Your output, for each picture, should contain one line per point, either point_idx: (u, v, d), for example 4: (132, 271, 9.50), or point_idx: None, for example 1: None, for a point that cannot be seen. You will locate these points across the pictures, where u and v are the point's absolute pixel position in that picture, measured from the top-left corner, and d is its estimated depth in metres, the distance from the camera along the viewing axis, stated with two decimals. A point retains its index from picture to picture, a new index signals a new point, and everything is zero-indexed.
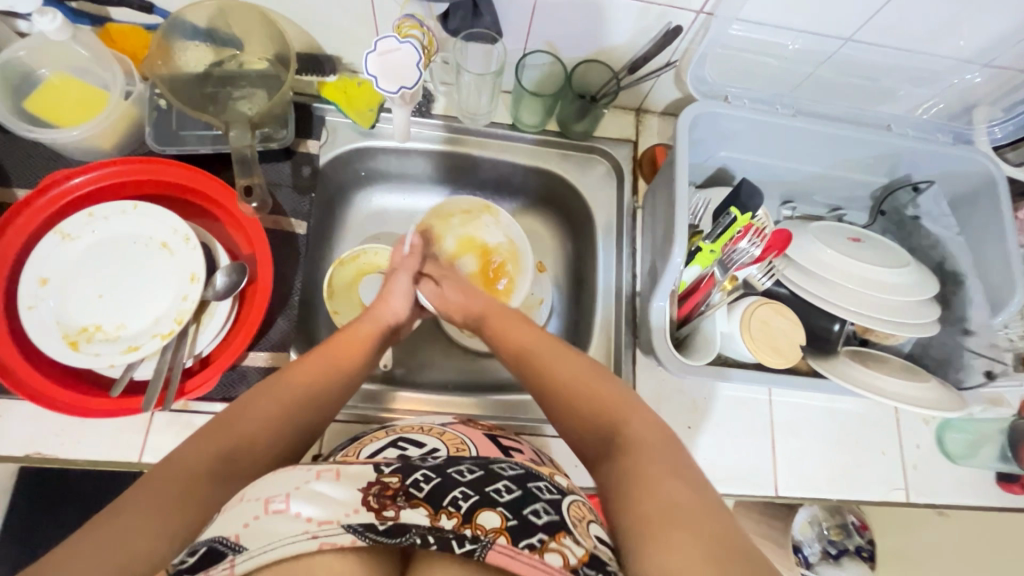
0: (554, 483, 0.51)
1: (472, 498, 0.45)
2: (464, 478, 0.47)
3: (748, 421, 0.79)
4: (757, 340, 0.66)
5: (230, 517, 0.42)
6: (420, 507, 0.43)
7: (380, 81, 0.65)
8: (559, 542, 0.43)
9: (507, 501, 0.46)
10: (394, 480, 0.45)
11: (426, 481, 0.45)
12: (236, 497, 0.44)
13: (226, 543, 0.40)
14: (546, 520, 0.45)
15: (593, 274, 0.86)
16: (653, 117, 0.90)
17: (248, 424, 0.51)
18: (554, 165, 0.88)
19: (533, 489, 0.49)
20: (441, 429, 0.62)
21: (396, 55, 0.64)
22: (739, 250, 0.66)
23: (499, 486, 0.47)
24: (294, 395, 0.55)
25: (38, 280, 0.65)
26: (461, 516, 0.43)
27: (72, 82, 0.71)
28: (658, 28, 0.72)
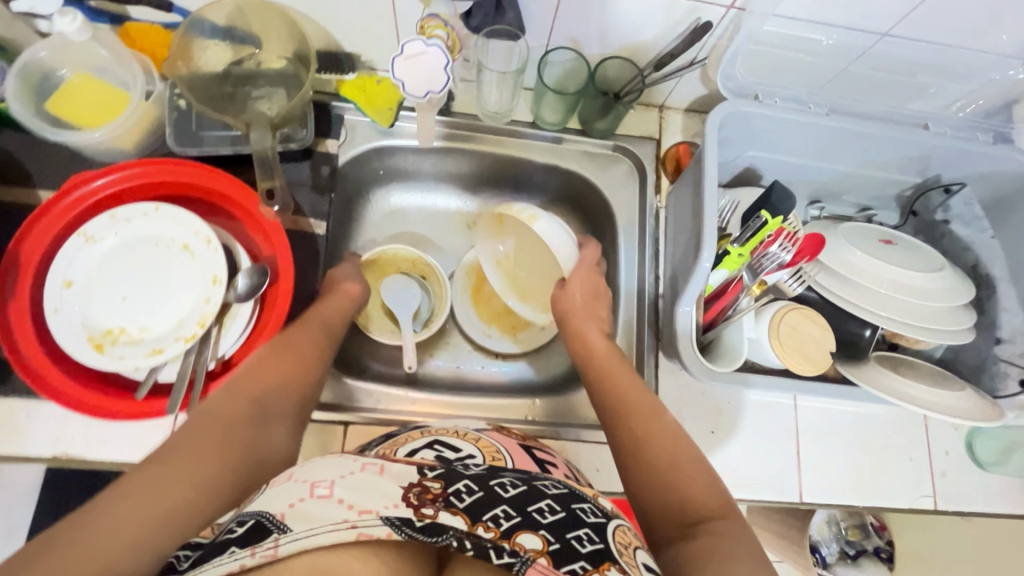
0: (598, 505, 0.50)
1: (514, 518, 0.44)
2: (506, 494, 0.46)
3: (772, 425, 0.77)
4: (786, 346, 0.65)
5: (277, 496, 0.44)
6: (459, 515, 0.42)
7: (408, 86, 0.63)
8: (602, 573, 0.41)
9: (549, 524, 0.45)
10: (436, 485, 0.45)
11: (468, 493, 0.45)
12: (284, 475, 0.47)
13: (271, 519, 0.41)
14: (590, 549, 0.44)
15: (614, 274, 0.85)
16: (677, 114, 0.88)
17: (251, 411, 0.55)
18: (576, 164, 0.86)
19: (577, 512, 0.47)
20: (476, 434, 0.62)
21: (422, 59, 0.63)
22: (770, 254, 0.65)
23: (542, 505, 0.46)
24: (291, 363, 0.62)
25: (62, 282, 0.65)
26: (499, 530, 0.42)
27: (92, 82, 0.70)
28: (686, 24, 0.70)
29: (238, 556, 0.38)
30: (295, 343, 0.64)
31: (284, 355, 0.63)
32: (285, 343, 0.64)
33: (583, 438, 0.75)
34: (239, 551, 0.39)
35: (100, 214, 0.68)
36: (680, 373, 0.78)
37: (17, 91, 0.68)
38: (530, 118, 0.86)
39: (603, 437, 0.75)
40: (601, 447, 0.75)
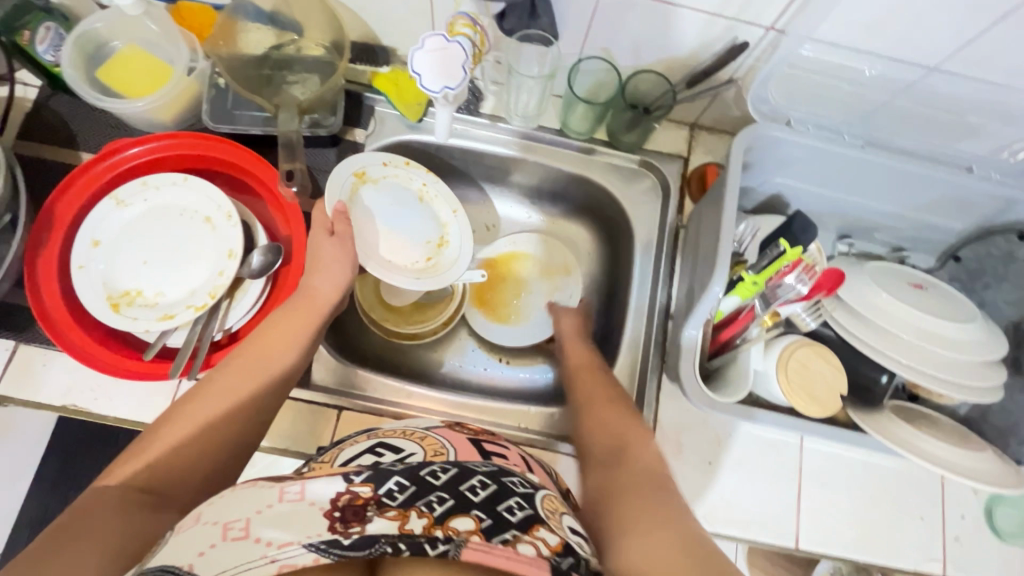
0: (526, 479, 0.52)
1: (447, 502, 0.44)
2: (438, 481, 0.46)
3: (774, 463, 0.74)
4: (793, 383, 0.62)
5: (186, 545, 0.39)
6: (390, 512, 0.41)
7: (425, 79, 0.64)
8: (533, 535, 0.42)
9: (481, 502, 0.45)
10: (366, 489, 0.43)
11: (400, 490, 0.43)
12: (192, 517, 0.42)
13: (178, 571, 0.37)
14: (520, 516, 0.45)
15: (626, 292, 0.84)
16: (707, 134, 0.86)
17: (171, 453, 0.49)
18: (600, 175, 0.85)
19: (507, 484, 0.49)
20: (424, 433, 0.61)
21: (444, 56, 0.64)
22: (784, 285, 0.61)
23: (472, 483, 0.47)
24: (229, 390, 0.56)
25: (90, 241, 0.68)
26: (433, 517, 0.42)
27: (141, 55, 0.74)
28: (723, 42, 0.69)
29: None
30: (257, 351, 0.60)
31: (234, 367, 0.58)
32: (236, 362, 0.59)
33: None
34: None
35: (133, 180, 0.71)
36: (682, 398, 0.76)
37: (69, 56, 0.71)
38: (558, 125, 0.85)
39: None
40: None
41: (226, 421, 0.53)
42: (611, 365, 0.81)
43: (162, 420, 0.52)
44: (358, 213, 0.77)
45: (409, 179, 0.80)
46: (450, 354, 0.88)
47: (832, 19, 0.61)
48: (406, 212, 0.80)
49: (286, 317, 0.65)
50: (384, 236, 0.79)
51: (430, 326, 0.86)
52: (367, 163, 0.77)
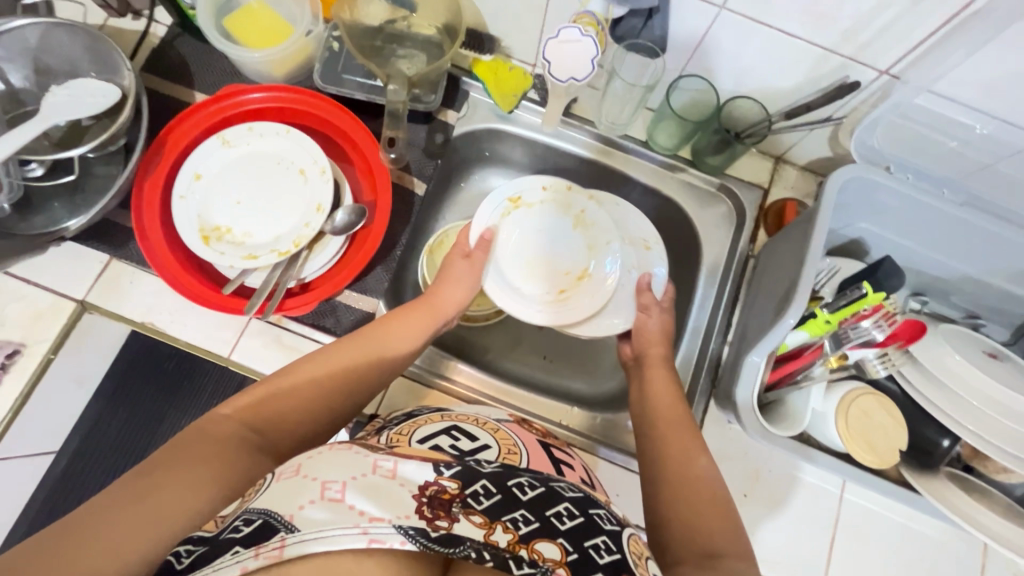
0: (612, 513, 0.52)
1: (531, 524, 0.46)
2: (523, 496, 0.49)
3: (810, 508, 0.73)
4: (853, 429, 0.61)
5: (286, 495, 0.42)
6: (476, 517, 0.44)
7: (554, 69, 0.68)
8: None
9: (566, 532, 0.47)
10: (454, 485, 0.46)
11: (485, 495, 0.47)
12: (292, 469, 0.46)
13: (280, 520, 0.40)
14: (607, 559, 0.45)
15: (684, 312, 0.83)
16: (791, 169, 0.85)
17: (289, 402, 0.54)
18: (676, 193, 0.86)
19: (594, 517, 0.50)
20: (495, 425, 0.64)
21: (574, 48, 0.67)
22: (860, 328, 0.60)
23: (560, 510, 0.49)
24: (344, 362, 0.59)
25: (193, 175, 0.73)
26: (517, 535, 0.45)
27: (266, 11, 0.78)
28: (832, 80, 0.69)
29: (241, 557, 0.37)
30: (376, 334, 0.64)
31: (351, 343, 0.62)
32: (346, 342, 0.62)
33: (614, 461, 0.75)
34: (240, 552, 0.38)
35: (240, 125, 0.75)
36: (726, 427, 0.75)
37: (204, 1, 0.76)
38: (643, 138, 0.86)
39: (633, 466, 0.74)
40: (627, 475, 0.74)
41: (333, 389, 0.57)
42: None
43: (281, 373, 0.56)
44: (506, 233, 0.81)
45: (568, 205, 0.82)
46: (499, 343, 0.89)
47: (952, 73, 0.60)
48: (564, 235, 0.82)
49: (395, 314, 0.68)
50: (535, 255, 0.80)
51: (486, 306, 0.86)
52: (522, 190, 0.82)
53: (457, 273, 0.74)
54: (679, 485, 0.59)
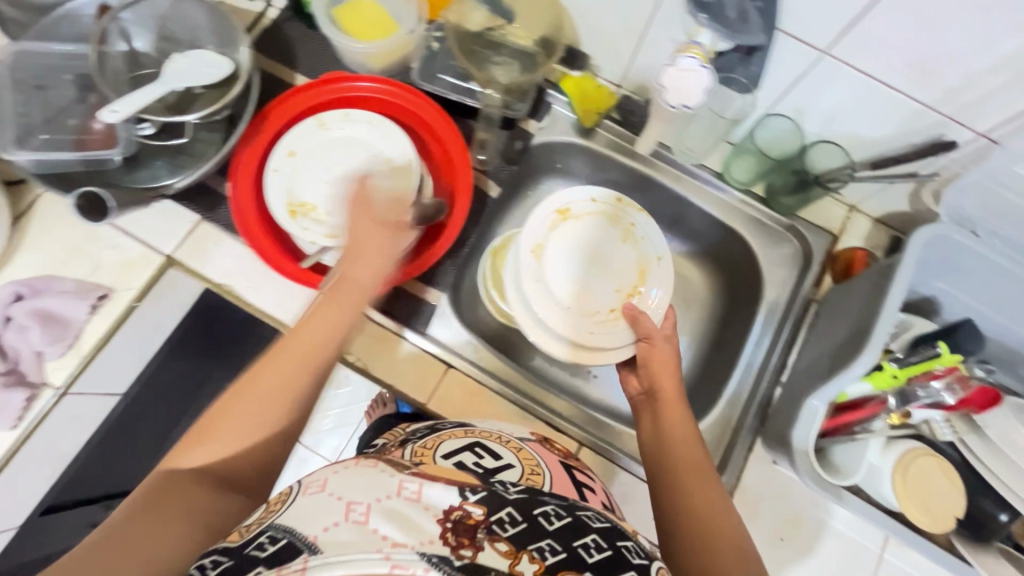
0: (641, 546, 0.46)
1: (559, 554, 0.40)
2: (550, 526, 0.42)
3: (846, 562, 0.72)
4: (909, 487, 0.61)
5: (313, 513, 0.39)
6: (501, 544, 0.39)
7: (665, 94, 0.68)
8: None
9: (594, 566, 0.41)
10: (478, 511, 0.41)
11: (511, 523, 0.41)
12: (319, 484, 0.43)
13: (303, 541, 0.37)
14: None
15: (738, 347, 0.83)
16: (864, 219, 0.85)
17: (236, 420, 0.52)
18: (744, 228, 0.86)
19: (623, 550, 0.43)
20: (518, 444, 0.63)
21: (692, 77, 0.66)
22: (929, 388, 0.60)
23: (589, 541, 0.42)
24: (285, 361, 0.55)
25: (287, 152, 0.76)
26: (544, 564, 0.39)
27: (372, 5, 0.82)
28: (926, 136, 0.69)
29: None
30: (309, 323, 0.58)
31: (313, 329, 0.57)
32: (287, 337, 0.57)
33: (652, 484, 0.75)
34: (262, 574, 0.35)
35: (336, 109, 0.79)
36: (770, 465, 0.75)
37: None
38: (718, 169, 0.87)
39: None
40: None
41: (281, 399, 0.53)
42: (704, 414, 0.81)
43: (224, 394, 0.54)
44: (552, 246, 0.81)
45: (618, 218, 0.83)
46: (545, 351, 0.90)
47: None
48: (615, 250, 0.82)
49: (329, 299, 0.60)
50: (577, 276, 0.80)
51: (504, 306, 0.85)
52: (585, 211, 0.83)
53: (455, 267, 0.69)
54: (689, 525, 0.54)
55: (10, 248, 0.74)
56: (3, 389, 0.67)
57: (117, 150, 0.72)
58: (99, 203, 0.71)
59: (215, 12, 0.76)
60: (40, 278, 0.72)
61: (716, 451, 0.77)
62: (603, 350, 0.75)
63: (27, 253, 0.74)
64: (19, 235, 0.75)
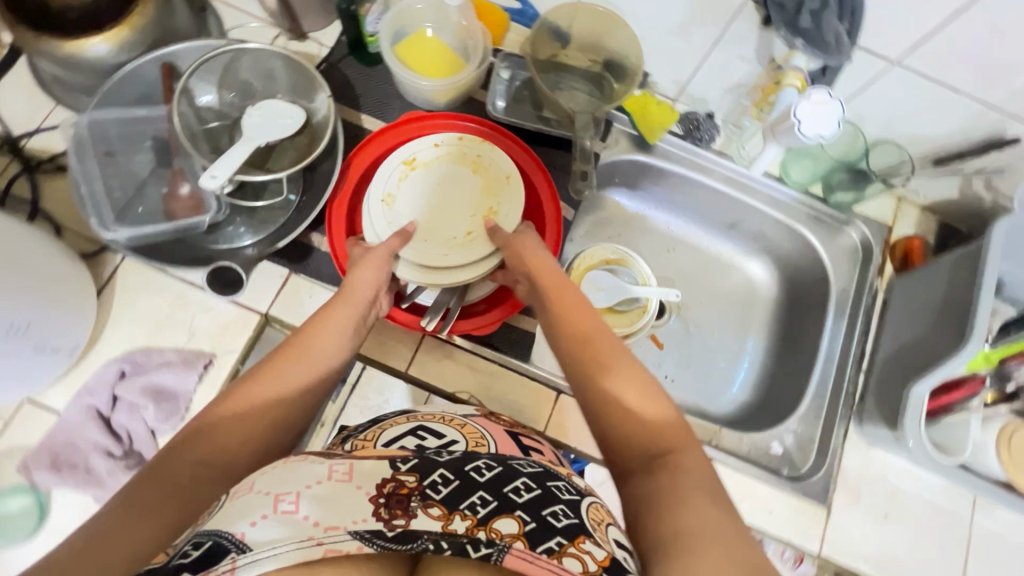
0: (572, 484, 0.49)
1: (491, 503, 0.43)
2: (482, 478, 0.45)
3: (945, 532, 0.78)
4: (1014, 458, 0.68)
5: (240, 507, 0.39)
6: (434, 509, 0.41)
7: (804, 126, 0.70)
8: (578, 548, 0.39)
9: (525, 504, 0.43)
10: (411, 479, 0.44)
11: (443, 485, 0.44)
12: (245, 484, 0.41)
13: (231, 539, 0.37)
14: (564, 524, 0.41)
15: (815, 339, 0.88)
16: (915, 208, 0.90)
17: (245, 417, 0.50)
18: (805, 226, 0.90)
19: (553, 489, 0.46)
20: (462, 420, 0.58)
21: (825, 108, 0.70)
22: (1020, 367, 0.69)
23: (519, 485, 0.45)
24: (297, 356, 0.56)
25: (383, 193, 0.73)
26: (476, 518, 0.41)
27: (435, 41, 0.81)
28: (987, 130, 0.75)
29: None
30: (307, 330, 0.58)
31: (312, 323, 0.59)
32: (291, 345, 0.57)
33: (763, 481, 0.78)
34: None
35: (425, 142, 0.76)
36: (865, 450, 0.80)
37: (385, 26, 0.80)
38: (776, 172, 0.91)
39: (781, 486, 0.77)
40: (780, 495, 0.77)
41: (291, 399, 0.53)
42: (791, 407, 0.85)
43: (221, 401, 0.51)
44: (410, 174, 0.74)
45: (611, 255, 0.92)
46: None
47: None
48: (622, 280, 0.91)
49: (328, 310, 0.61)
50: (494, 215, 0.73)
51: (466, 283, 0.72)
52: (494, 163, 0.76)
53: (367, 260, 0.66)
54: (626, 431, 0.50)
55: (99, 324, 0.71)
56: (125, 472, 0.65)
57: (208, 217, 0.71)
58: (223, 274, 0.72)
59: (294, 66, 0.74)
60: (139, 351, 0.70)
61: (811, 440, 0.82)
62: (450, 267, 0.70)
63: (117, 327, 0.71)
64: (104, 307, 0.72)
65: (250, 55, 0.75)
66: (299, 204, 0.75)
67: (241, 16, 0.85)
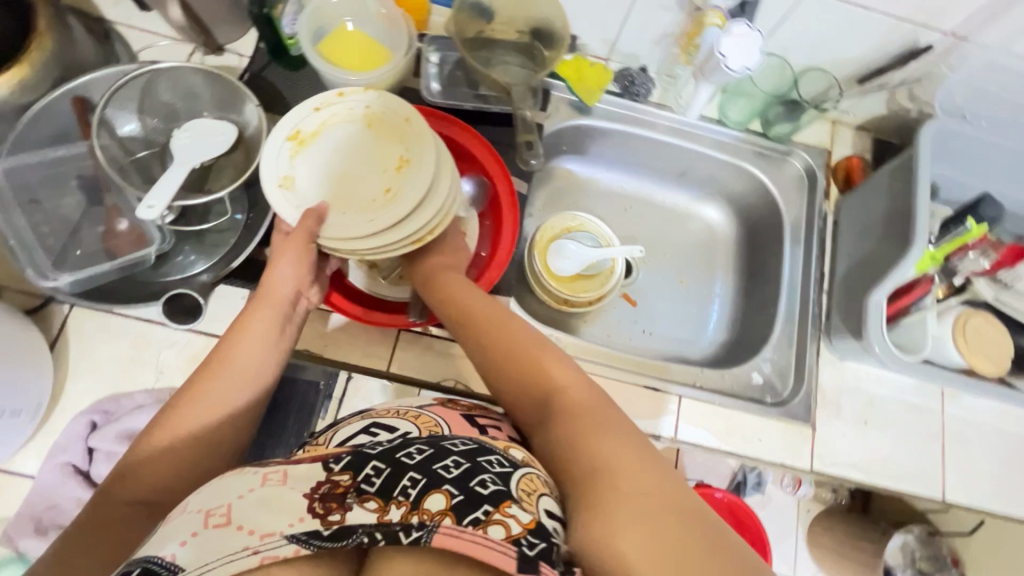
0: (507, 456, 0.46)
1: (421, 483, 0.40)
2: (413, 461, 0.42)
3: (921, 427, 0.83)
4: (970, 345, 0.71)
5: (169, 532, 0.38)
6: (371, 502, 0.38)
7: (729, 61, 0.72)
8: (504, 513, 0.38)
9: (455, 479, 0.41)
10: (346, 477, 0.41)
11: (377, 475, 0.40)
12: (178, 508, 0.40)
13: (159, 563, 0.36)
14: (492, 490, 0.40)
15: (777, 269, 0.91)
16: (849, 128, 0.93)
17: (174, 448, 0.51)
18: (751, 162, 0.93)
19: (484, 462, 0.43)
20: (417, 412, 0.55)
21: (747, 40, 0.72)
22: (965, 258, 0.74)
23: (448, 461, 0.42)
24: (221, 384, 0.54)
25: (279, 179, 0.63)
26: (409, 503, 0.39)
27: (360, 36, 0.80)
28: (901, 43, 0.79)
29: None
30: (224, 352, 0.56)
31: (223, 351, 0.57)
32: (211, 363, 0.56)
33: (749, 411, 0.81)
34: None
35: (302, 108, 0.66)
36: (839, 364, 0.84)
37: (303, 27, 0.77)
38: (715, 115, 0.92)
39: (766, 413, 0.81)
40: (767, 421, 0.80)
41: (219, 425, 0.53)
42: (765, 339, 0.88)
43: (152, 431, 0.52)
44: (300, 152, 0.65)
45: (568, 222, 0.94)
46: (605, 324, 0.93)
47: (1005, 24, 0.71)
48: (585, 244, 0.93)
49: (248, 317, 0.59)
50: (408, 155, 0.64)
51: (391, 254, 0.61)
52: (387, 111, 0.67)
53: (286, 253, 0.62)
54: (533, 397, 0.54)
55: (58, 379, 0.68)
56: None
57: (153, 248, 0.67)
58: (178, 302, 0.70)
59: (216, 81, 0.72)
60: (107, 399, 0.68)
61: (787, 365, 0.86)
62: (387, 224, 0.60)
63: (78, 379, 0.68)
64: (61, 360, 0.69)
65: (166, 76, 0.71)
66: (247, 222, 0.73)
67: (149, 37, 0.81)
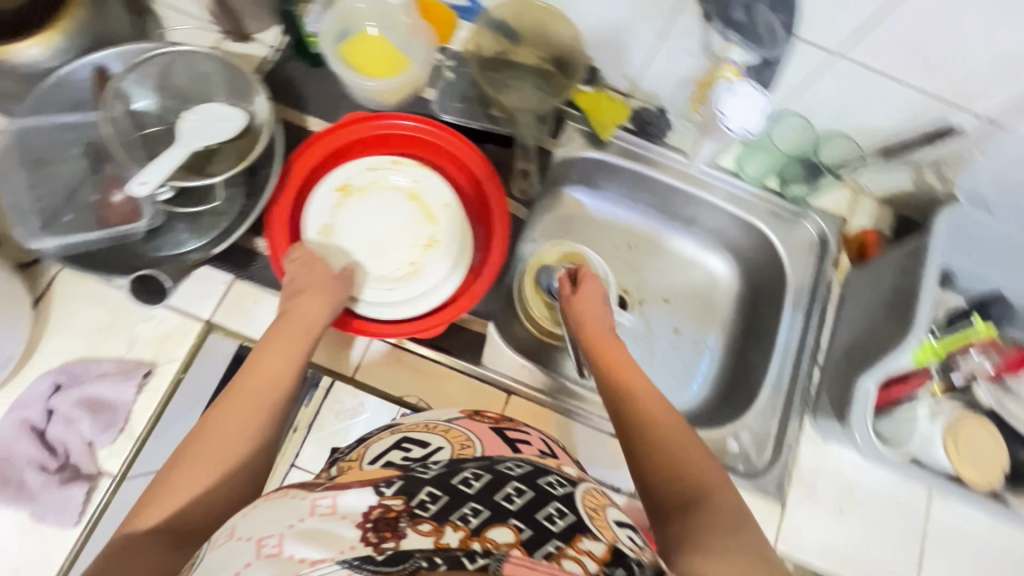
0: (563, 475, 0.45)
1: (482, 513, 0.38)
2: (471, 489, 0.40)
3: (900, 524, 0.78)
4: (959, 449, 0.68)
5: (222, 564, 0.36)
6: (423, 525, 0.36)
7: (727, 119, 0.71)
8: (576, 549, 0.36)
9: (519, 509, 0.38)
10: (397, 501, 0.38)
11: (432, 501, 0.38)
12: (227, 533, 0.39)
13: None
14: (563, 523, 0.38)
15: (772, 334, 0.87)
16: (870, 200, 0.89)
17: (200, 462, 0.52)
18: (762, 219, 0.89)
19: (544, 486, 0.42)
20: (447, 425, 0.54)
21: (750, 101, 0.70)
22: (968, 358, 0.71)
23: (509, 490, 0.40)
24: (250, 394, 0.58)
25: (319, 225, 0.76)
26: (469, 529, 0.36)
27: (380, 40, 0.80)
28: (933, 122, 0.75)
29: None
30: (253, 366, 0.61)
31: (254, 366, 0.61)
32: (237, 390, 0.58)
33: None
34: None
35: (357, 163, 0.79)
36: (821, 443, 0.80)
37: (326, 27, 0.78)
38: (732, 167, 0.90)
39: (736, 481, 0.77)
40: None
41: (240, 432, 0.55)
42: (747, 405, 0.84)
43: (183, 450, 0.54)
44: (345, 206, 0.78)
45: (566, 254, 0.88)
46: None
47: None
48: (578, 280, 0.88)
49: (272, 345, 0.64)
50: (435, 237, 0.79)
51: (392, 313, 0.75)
52: (429, 190, 0.80)
53: (315, 292, 0.68)
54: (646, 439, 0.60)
55: (33, 336, 0.70)
56: (61, 486, 0.64)
57: (144, 223, 0.70)
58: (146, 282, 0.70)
59: (230, 70, 0.73)
60: (75, 362, 0.69)
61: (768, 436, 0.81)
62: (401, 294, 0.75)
63: (54, 339, 0.70)
64: (41, 318, 0.71)
65: (182, 59, 0.73)
66: None
67: (180, 19, 0.83)
